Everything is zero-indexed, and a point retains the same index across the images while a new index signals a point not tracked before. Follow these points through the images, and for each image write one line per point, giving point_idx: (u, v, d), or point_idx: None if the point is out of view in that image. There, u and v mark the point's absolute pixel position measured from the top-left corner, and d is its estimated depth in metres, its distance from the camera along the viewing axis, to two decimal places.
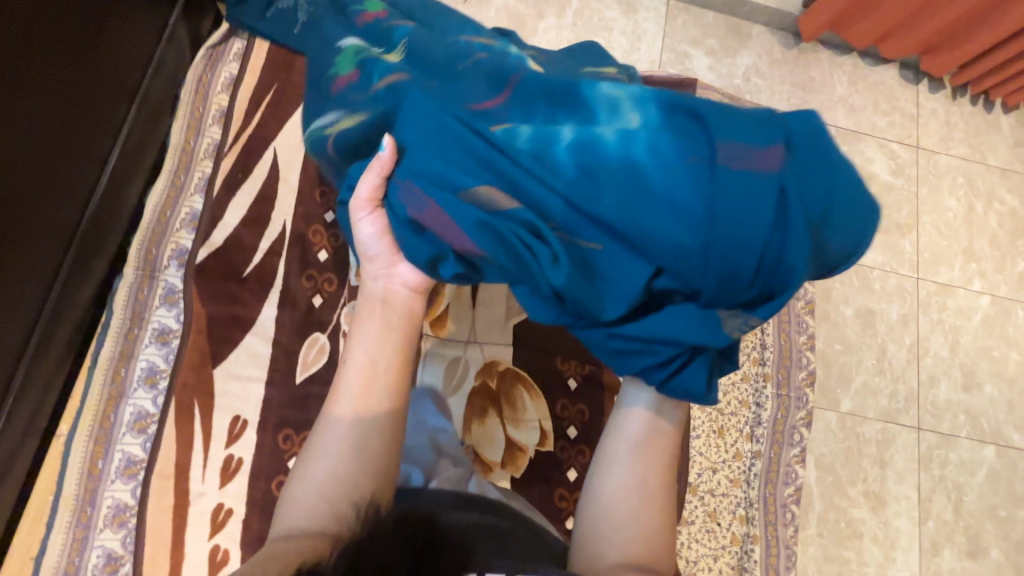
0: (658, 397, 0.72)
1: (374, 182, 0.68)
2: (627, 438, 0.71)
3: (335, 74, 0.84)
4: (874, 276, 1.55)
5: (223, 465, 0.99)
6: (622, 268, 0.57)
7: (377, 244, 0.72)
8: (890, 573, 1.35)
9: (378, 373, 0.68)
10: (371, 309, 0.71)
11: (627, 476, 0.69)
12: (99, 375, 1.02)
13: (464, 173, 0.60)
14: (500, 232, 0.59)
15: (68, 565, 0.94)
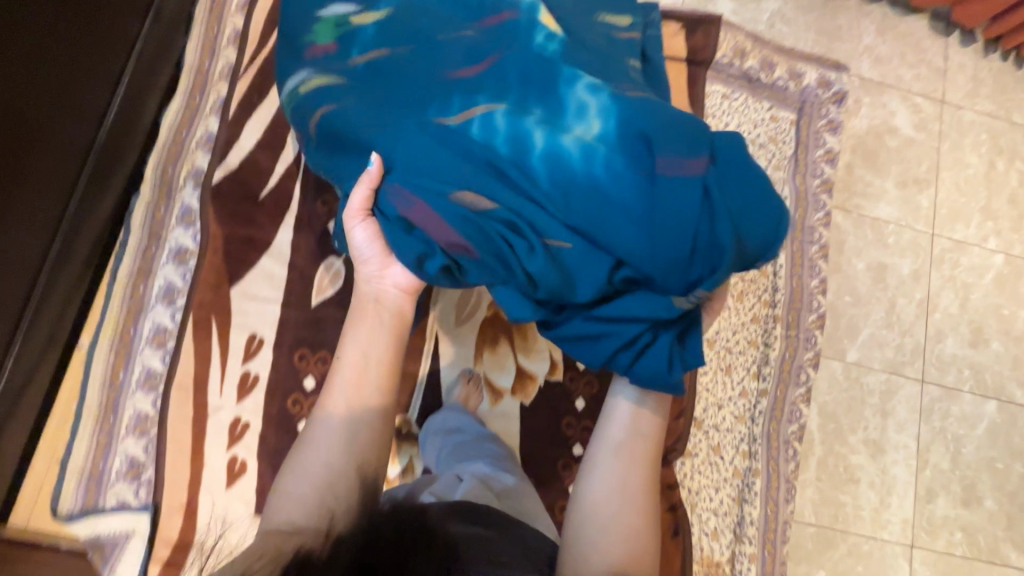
0: (634, 404, 0.79)
1: (364, 194, 0.71)
2: (608, 442, 0.78)
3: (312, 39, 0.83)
4: (889, 230, 1.54)
5: (240, 381, 1.02)
6: (588, 262, 0.64)
7: (370, 245, 0.76)
8: (885, 517, 1.39)
9: (368, 371, 0.73)
10: (363, 315, 0.77)
11: (608, 477, 0.75)
12: (119, 291, 1.04)
13: (447, 177, 0.65)
14: (483, 229, 0.64)
15: (93, 468, 0.97)
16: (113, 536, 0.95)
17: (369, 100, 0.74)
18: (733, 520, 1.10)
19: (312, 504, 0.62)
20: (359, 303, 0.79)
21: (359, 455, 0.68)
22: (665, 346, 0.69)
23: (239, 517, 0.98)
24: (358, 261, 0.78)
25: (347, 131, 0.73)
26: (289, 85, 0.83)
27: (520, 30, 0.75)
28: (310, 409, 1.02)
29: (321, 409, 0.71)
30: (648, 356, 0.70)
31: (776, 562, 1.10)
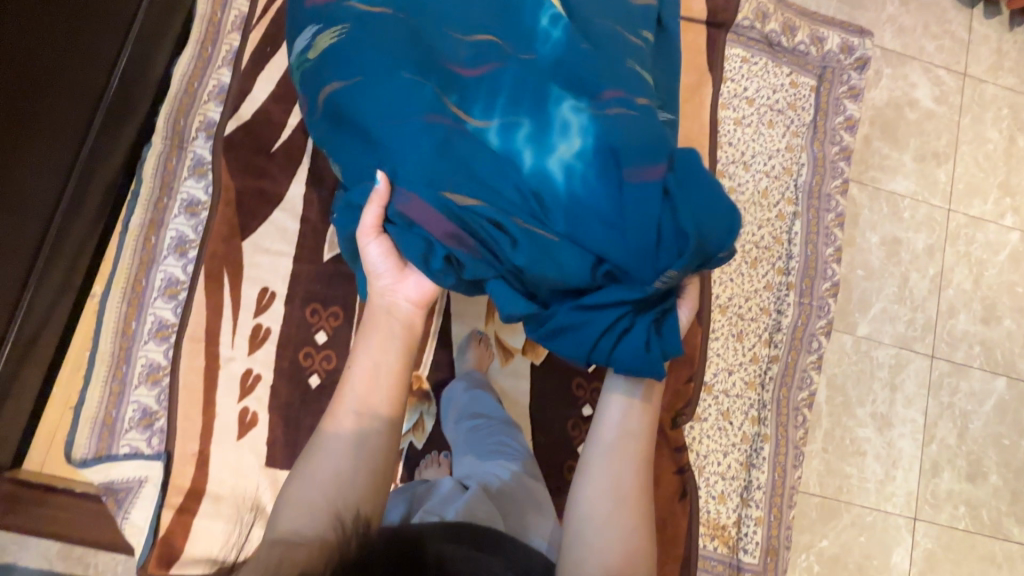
0: (628, 404, 0.78)
1: (378, 211, 0.70)
2: (600, 443, 0.77)
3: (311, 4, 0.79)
4: (905, 204, 1.52)
5: (251, 333, 1.02)
6: (568, 258, 0.66)
7: (384, 262, 0.75)
8: (889, 489, 1.39)
9: (377, 380, 0.73)
10: (374, 325, 0.76)
11: (602, 478, 0.74)
12: (130, 241, 1.03)
13: (435, 171, 0.66)
14: (471, 224, 0.66)
15: (106, 417, 0.98)
16: (126, 483, 0.96)
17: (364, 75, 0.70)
18: (741, 484, 1.11)
19: (322, 510, 0.63)
20: (371, 315, 0.78)
21: (368, 461, 0.68)
22: (643, 327, 0.69)
23: (250, 468, 0.98)
24: (371, 274, 0.76)
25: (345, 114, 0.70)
26: (292, 58, 0.80)
27: (519, 22, 0.76)
28: (321, 362, 1.02)
29: (329, 418, 0.71)
30: (624, 342, 0.69)
31: (782, 526, 1.10)
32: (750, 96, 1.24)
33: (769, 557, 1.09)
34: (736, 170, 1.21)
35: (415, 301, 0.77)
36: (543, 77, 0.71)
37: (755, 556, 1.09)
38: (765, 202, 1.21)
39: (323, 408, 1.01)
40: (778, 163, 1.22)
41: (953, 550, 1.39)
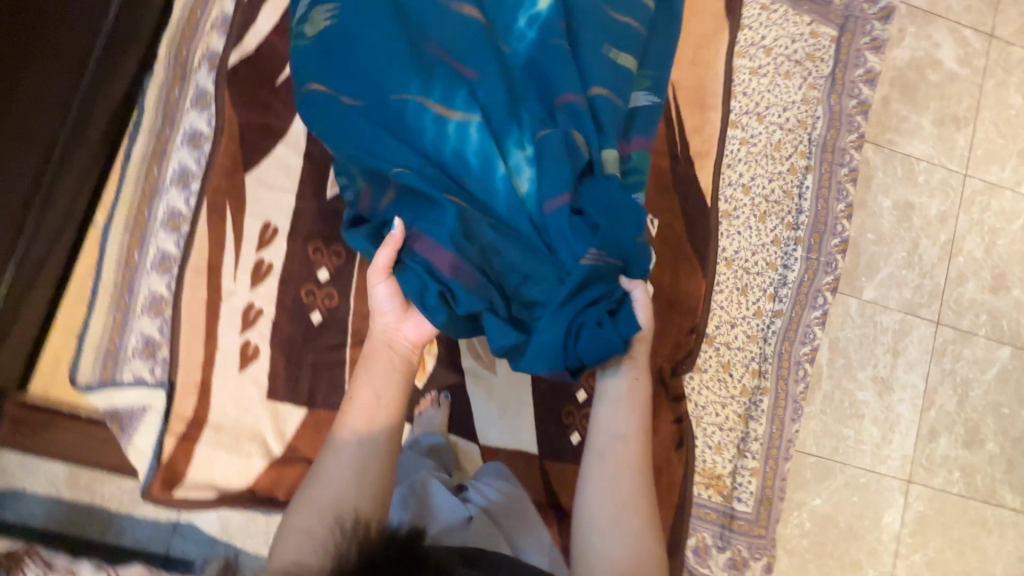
0: (613, 408, 0.82)
1: (388, 254, 0.80)
2: (593, 452, 0.79)
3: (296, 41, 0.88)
4: (920, 168, 1.48)
5: (254, 267, 1.01)
6: (535, 277, 0.78)
7: (390, 301, 0.83)
8: (884, 452, 1.40)
9: (379, 410, 0.79)
10: (374, 358, 0.83)
11: (602, 485, 0.75)
12: (133, 171, 1.03)
13: (420, 213, 0.79)
14: (460, 259, 0.75)
15: (110, 344, 0.98)
16: (130, 409, 0.97)
17: (353, 128, 0.81)
18: (738, 436, 1.11)
19: (324, 531, 0.67)
20: (371, 347, 0.85)
21: (370, 480, 0.73)
22: (595, 313, 0.76)
23: (251, 400, 0.99)
24: (376, 311, 0.85)
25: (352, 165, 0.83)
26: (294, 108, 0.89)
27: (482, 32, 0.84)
28: (322, 299, 1.02)
29: (332, 444, 0.76)
30: (583, 337, 0.75)
31: (777, 477, 1.11)
32: (768, 45, 1.21)
33: (763, 506, 1.10)
34: (749, 121, 1.19)
35: (415, 340, 0.85)
36: (504, 103, 0.81)
37: (750, 505, 1.10)
38: (778, 155, 1.18)
39: (325, 344, 1.01)
40: (792, 116, 1.19)
41: (945, 514, 1.39)
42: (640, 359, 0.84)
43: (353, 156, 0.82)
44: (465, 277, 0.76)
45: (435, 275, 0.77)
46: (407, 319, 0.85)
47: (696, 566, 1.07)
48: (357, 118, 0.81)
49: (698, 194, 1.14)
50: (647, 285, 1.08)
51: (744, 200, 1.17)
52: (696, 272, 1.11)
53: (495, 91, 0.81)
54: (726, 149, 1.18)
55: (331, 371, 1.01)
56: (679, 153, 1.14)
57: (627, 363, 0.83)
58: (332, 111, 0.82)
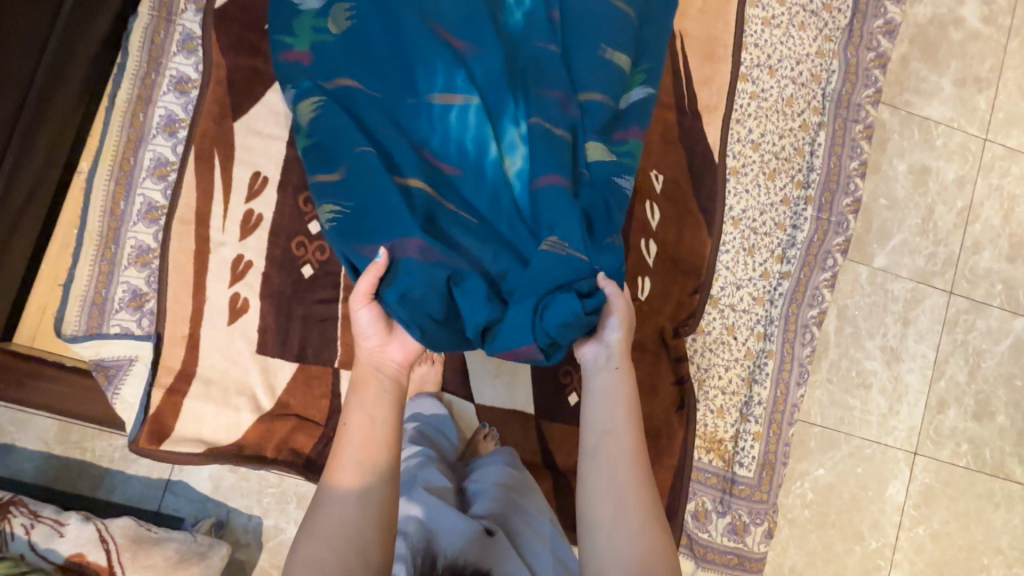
0: (603, 398, 0.75)
1: (373, 279, 0.71)
2: (587, 449, 0.72)
3: (291, 40, 0.88)
4: (938, 132, 1.42)
5: (243, 218, 0.98)
6: (512, 266, 0.75)
7: (374, 325, 0.74)
8: (891, 423, 1.36)
9: (376, 434, 0.70)
10: (363, 384, 0.73)
11: (601, 482, 0.69)
12: (117, 117, 0.98)
13: (388, 195, 0.73)
14: (437, 258, 0.71)
15: (95, 295, 0.96)
16: (117, 360, 0.95)
17: (334, 128, 0.78)
18: (741, 400, 1.08)
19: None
20: (359, 375, 0.74)
21: (375, 512, 0.64)
22: (568, 296, 0.71)
23: (241, 353, 0.96)
24: (358, 336, 0.75)
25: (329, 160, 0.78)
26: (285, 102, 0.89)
27: (474, 22, 0.82)
28: (314, 252, 0.99)
29: (330, 482, 0.66)
30: (549, 308, 0.70)
31: (780, 442, 1.08)
32: None
33: (765, 471, 1.07)
34: (760, 74, 1.13)
35: (403, 361, 0.75)
36: (501, 91, 0.80)
37: (751, 470, 1.07)
38: (789, 110, 1.13)
39: (315, 298, 0.99)
40: (806, 69, 1.14)
41: (951, 486, 1.36)
42: (618, 343, 0.78)
43: (324, 135, 0.79)
44: (433, 257, 0.71)
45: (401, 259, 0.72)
46: (392, 339, 0.75)
47: (695, 531, 1.05)
48: (334, 98, 0.80)
49: (703, 150, 1.10)
50: (649, 244, 1.06)
51: (754, 157, 1.12)
52: (701, 231, 1.08)
53: (486, 84, 0.81)
54: (735, 103, 1.12)
55: (322, 326, 0.99)
56: (687, 107, 1.11)
57: (608, 350, 0.78)
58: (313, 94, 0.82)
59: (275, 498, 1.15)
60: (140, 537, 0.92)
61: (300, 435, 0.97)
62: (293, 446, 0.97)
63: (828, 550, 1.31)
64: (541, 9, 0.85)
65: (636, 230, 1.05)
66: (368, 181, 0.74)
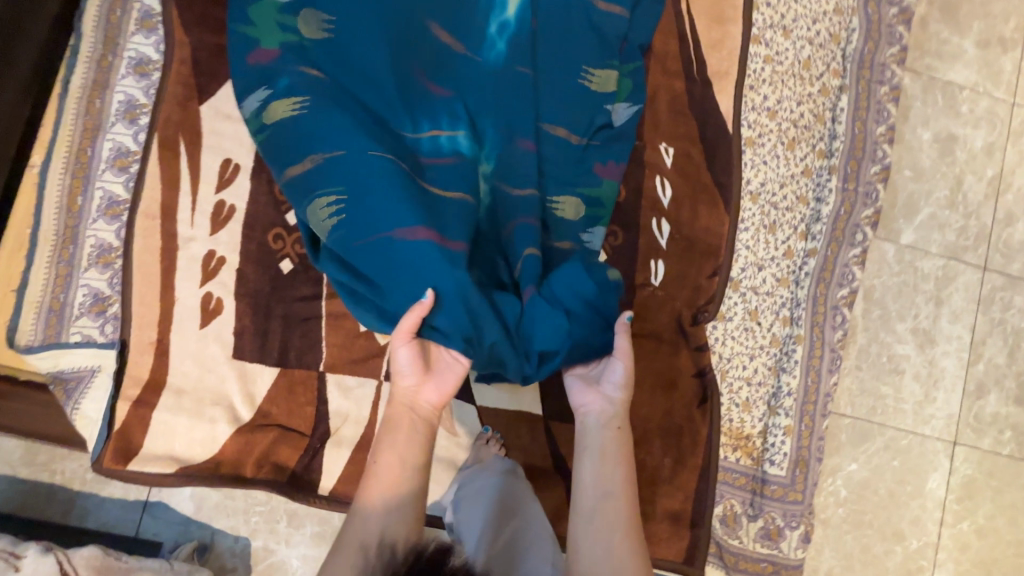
0: (601, 458, 0.74)
1: (415, 318, 0.74)
2: (581, 513, 0.70)
3: (260, 42, 0.86)
4: (963, 97, 1.33)
5: (214, 210, 0.89)
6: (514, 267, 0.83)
7: (412, 365, 0.75)
8: (927, 412, 1.26)
9: (403, 479, 0.71)
10: (396, 423, 0.74)
11: (597, 552, 0.67)
12: (71, 105, 0.89)
13: (401, 202, 0.74)
14: (453, 258, 0.75)
15: (53, 301, 0.87)
16: (77, 372, 0.86)
17: (331, 135, 0.79)
18: (768, 391, 0.98)
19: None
20: (393, 413, 0.75)
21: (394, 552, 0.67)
22: (577, 276, 0.79)
23: (215, 359, 0.87)
24: (396, 375, 0.76)
25: (327, 169, 0.79)
26: (243, 115, 0.87)
27: (449, 44, 0.88)
28: (294, 245, 0.90)
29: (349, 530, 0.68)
30: (558, 284, 0.78)
31: (815, 436, 0.97)
32: None
33: (799, 469, 0.96)
34: (774, 36, 1.04)
35: (438, 402, 0.76)
36: (484, 107, 0.87)
37: (784, 468, 0.96)
38: (807, 74, 1.04)
39: (296, 296, 0.90)
40: (824, 29, 1.05)
41: (996, 477, 1.26)
42: (618, 402, 0.77)
43: (312, 140, 0.80)
44: (457, 257, 0.75)
45: (423, 255, 0.74)
46: (429, 380, 0.76)
47: (725, 537, 0.94)
48: (324, 100, 0.80)
49: (716, 119, 1.01)
50: (661, 223, 0.98)
51: (771, 125, 1.03)
52: (717, 208, 0.99)
53: (470, 101, 0.87)
54: (747, 69, 1.03)
55: (305, 325, 0.89)
56: (696, 74, 1.02)
57: (612, 408, 0.77)
58: (294, 95, 0.82)
59: (263, 518, 1.07)
60: (107, 567, 0.82)
61: (283, 448, 0.87)
62: (275, 460, 0.87)
63: (867, 552, 1.21)
64: (525, 33, 0.90)
65: (647, 208, 0.97)
66: (377, 179, 0.75)
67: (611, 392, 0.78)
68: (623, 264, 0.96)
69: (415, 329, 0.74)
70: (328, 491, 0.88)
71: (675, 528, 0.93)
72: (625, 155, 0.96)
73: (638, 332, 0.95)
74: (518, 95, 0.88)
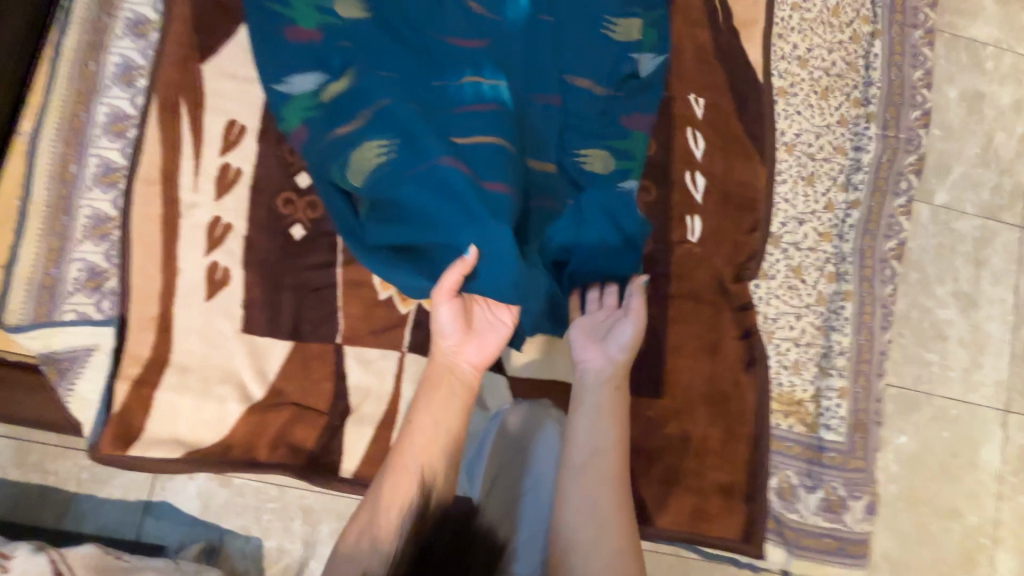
0: (597, 416, 0.74)
1: (457, 276, 0.72)
2: (572, 465, 0.71)
3: (291, 18, 0.83)
4: (987, 54, 1.29)
5: (219, 174, 0.83)
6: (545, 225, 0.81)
7: (453, 325, 0.74)
8: (976, 378, 1.19)
9: (436, 441, 0.71)
10: (434, 385, 0.74)
11: (583, 501, 0.68)
12: (63, 68, 0.83)
13: (441, 151, 0.72)
14: (493, 204, 0.70)
15: (44, 278, 0.80)
16: (71, 352, 0.78)
17: (369, 96, 0.77)
18: (818, 352, 0.92)
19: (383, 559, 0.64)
20: (433, 371, 0.75)
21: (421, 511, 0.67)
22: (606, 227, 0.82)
23: (222, 334, 0.80)
24: (437, 336, 0.75)
25: (365, 131, 0.76)
26: (290, 92, 0.81)
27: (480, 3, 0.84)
28: (304, 210, 0.83)
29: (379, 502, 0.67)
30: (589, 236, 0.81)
31: (872, 399, 0.90)
32: None
33: (858, 434, 0.89)
34: None
35: (479, 362, 0.75)
36: (516, 61, 0.83)
37: (842, 434, 0.89)
38: (837, 22, 1.00)
39: (308, 264, 0.82)
40: None
41: None
42: (617, 364, 0.78)
43: (354, 103, 0.78)
44: (498, 206, 0.70)
45: (462, 194, 0.71)
46: (470, 339, 0.75)
47: (783, 511, 0.87)
48: (363, 67, 0.79)
49: (745, 68, 0.96)
50: (696, 176, 0.92)
51: (803, 75, 0.98)
52: (753, 159, 0.94)
53: (504, 55, 0.82)
54: (775, 17, 0.99)
55: (319, 295, 0.82)
56: (722, 23, 0.97)
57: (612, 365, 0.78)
58: (346, 65, 0.80)
59: (276, 515, 0.99)
60: (106, 567, 0.74)
61: (299, 429, 0.79)
62: (291, 442, 0.79)
63: (923, 531, 1.13)
64: None
65: (679, 161, 0.92)
66: (420, 126, 0.74)
67: (613, 354, 0.78)
68: (656, 222, 0.90)
69: (457, 287, 0.73)
70: (350, 475, 0.80)
71: (728, 502, 0.85)
72: (651, 107, 0.91)
73: (676, 293, 0.89)
74: (549, 52, 0.85)
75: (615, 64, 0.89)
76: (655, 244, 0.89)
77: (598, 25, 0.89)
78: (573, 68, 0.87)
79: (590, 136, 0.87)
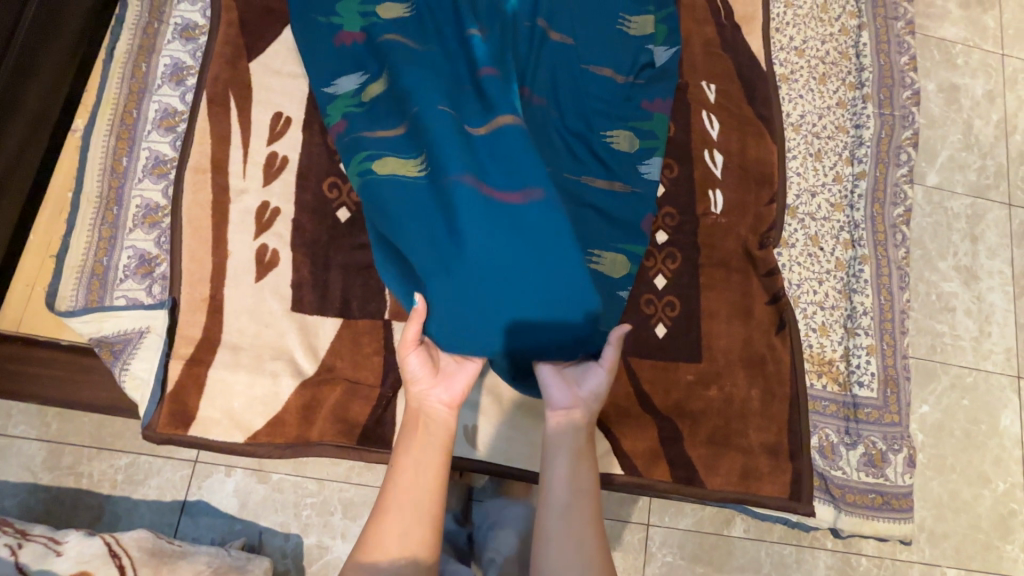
0: (578, 451, 0.69)
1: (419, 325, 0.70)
2: (554, 508, 0.65)
3: (337, 22, 0.88)
4: (957, 50, 1.41)
5: (266, 162, 0.86)
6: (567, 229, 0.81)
7: (422, 368, 0.70)
8: (985, 347, 1.24)
9: (419, 485, 0.64)
10: (410, 427, 0.68)
11: (566, 542, 0.63)
12: (117, 69, 0.88)
13: (439, 159, 0.73)
14: (475, 214, 0.71)
15: (95, 265, 0.81)
16: (124, 335, 0.79)
17: (395, 102, 0.80)
18: (843, 314, 0.96)
19: None
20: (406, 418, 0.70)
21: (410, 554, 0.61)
22: (602, 229, 0.85)
23: (273, 313, 0.81)
24: (406, 381, 0.71)
25: (390, 140, 0.79)
26: (336, 93, 0.86)
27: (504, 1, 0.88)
28: (349, 194, 0.87)
29: (369, 547, 0.61)
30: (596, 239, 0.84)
31: (898, 355, 0.95)
32: None
33: (889, 389, 0.93)
34: None
35: (449, 402, 0.70)
36: (530, 61, 0.87)
37: (874, 390, 0.93)
38: (827, 16, 1.10)
39: (355, 245, 0.85)
40: None
41: None
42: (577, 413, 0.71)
43: (386, 114, 0.82)
44: (475, 218, 0.71)
45: (456, 209, 0.71)
46: (439, 381, 0.71)
47: (827, 469, 0.89)
48: (390, 70, 0.81)
49: (749, 59, 1.04)
50: (714, 154, 0.98)
51: (800, 63, 1.07)
52: (764, 139, 1.00)
53: (521, 52, 0.87)
54: (771, 14, 1.09)
55: (365, 274, 0.84)
56: (724, 19, 1.06)
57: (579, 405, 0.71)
58: (384, 64, 0.83)
59: (316, 510, 0.92)
60: (160, 550, 0.73)
61: (353, 404, 0.80)
62: (344, 417, 0.80)
63: (956, 499, 1.14)
64: None
65: (697, 141, 0.98)
66: (444, 139, 0.74)
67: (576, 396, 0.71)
68: (681, 197, 0.95)
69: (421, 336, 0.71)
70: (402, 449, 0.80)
71: (775, 461, 0.87)
72: (669, 93, 0.97)
73: (706, 262, 0.93)
74: (574, 53, 0.91)
75: (634, 55, 0.96)
76: (682, 217, 0.94)
77: (618, 22, 0.96)
78: (596, 63, 0.93)
79: (611, 128, 0.92)
